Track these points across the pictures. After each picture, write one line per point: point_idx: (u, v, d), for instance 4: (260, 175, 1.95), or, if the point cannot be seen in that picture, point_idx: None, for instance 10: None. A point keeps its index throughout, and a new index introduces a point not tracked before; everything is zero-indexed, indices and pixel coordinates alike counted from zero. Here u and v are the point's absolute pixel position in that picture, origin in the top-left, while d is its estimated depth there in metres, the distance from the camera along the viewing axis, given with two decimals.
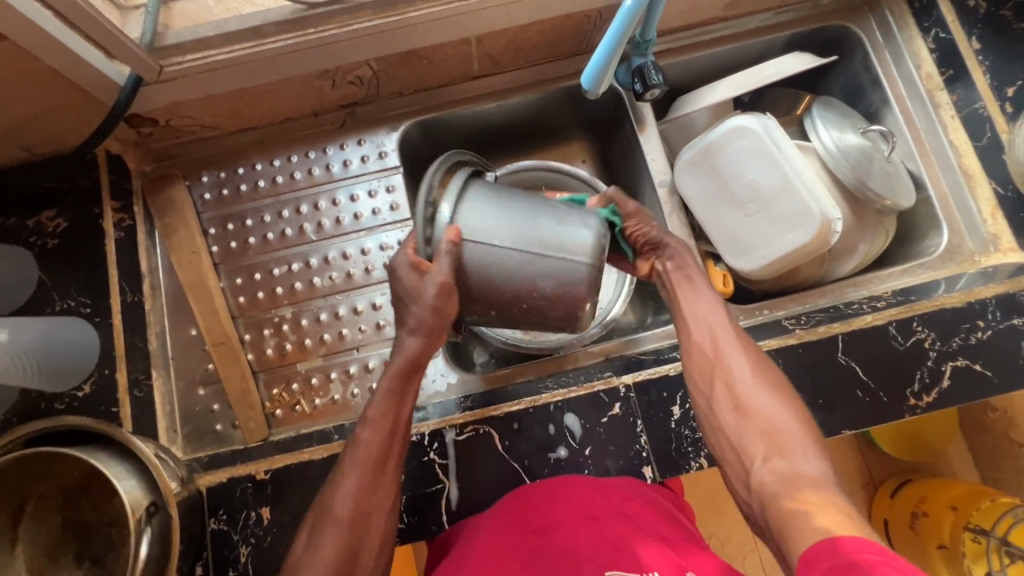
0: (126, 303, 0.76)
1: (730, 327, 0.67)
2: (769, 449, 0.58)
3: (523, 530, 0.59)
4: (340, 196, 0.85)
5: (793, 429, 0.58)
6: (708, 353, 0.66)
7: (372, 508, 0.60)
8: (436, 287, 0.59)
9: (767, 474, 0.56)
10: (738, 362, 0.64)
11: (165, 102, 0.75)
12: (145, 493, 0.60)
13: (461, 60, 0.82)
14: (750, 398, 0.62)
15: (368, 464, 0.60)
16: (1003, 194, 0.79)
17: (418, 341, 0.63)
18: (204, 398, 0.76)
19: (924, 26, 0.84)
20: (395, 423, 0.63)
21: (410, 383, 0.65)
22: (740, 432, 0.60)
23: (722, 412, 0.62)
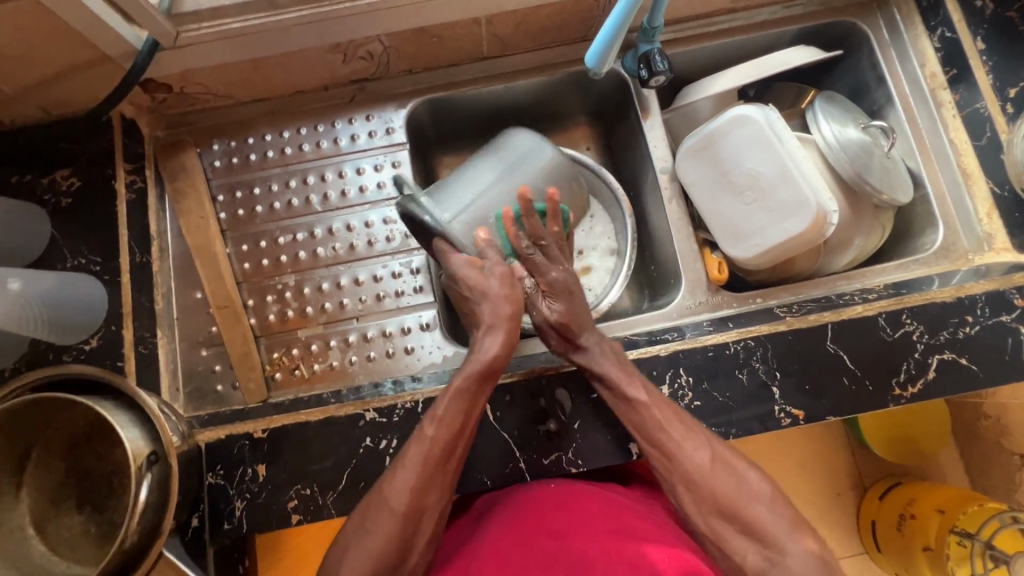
0: (135, 262, 0.78)
1: (670, 422, 0.65)
2: (754, 542, 0.60)
3: (541, 525, 0.63)
4: (346, 169, 0.86)
5: (776, 520, 0.60)
6: (657, 453, 0.65)
7: (425, 506, 0.62)
8: (499, 276, 0.70)
9: (745, 554, 0.60)
10: (690, 455, 0.64)
11: (180, 68, 0.77)
12: (147, 443, 0.61)
13: (471, 41, 0.83)
14: (710, 488, 0.62)
15: (427, 463, 0.62)
16: (999, 193, 0.80)
17: (497, 339, 0.68)
18: (206, 358, 0.79)
19: (930, 24, 0.85)
20: (465, 426, 0.65)
21: (484, 387, 0.66)
22: (706, 519, 0.63)
23: (702, 513, 0.63)
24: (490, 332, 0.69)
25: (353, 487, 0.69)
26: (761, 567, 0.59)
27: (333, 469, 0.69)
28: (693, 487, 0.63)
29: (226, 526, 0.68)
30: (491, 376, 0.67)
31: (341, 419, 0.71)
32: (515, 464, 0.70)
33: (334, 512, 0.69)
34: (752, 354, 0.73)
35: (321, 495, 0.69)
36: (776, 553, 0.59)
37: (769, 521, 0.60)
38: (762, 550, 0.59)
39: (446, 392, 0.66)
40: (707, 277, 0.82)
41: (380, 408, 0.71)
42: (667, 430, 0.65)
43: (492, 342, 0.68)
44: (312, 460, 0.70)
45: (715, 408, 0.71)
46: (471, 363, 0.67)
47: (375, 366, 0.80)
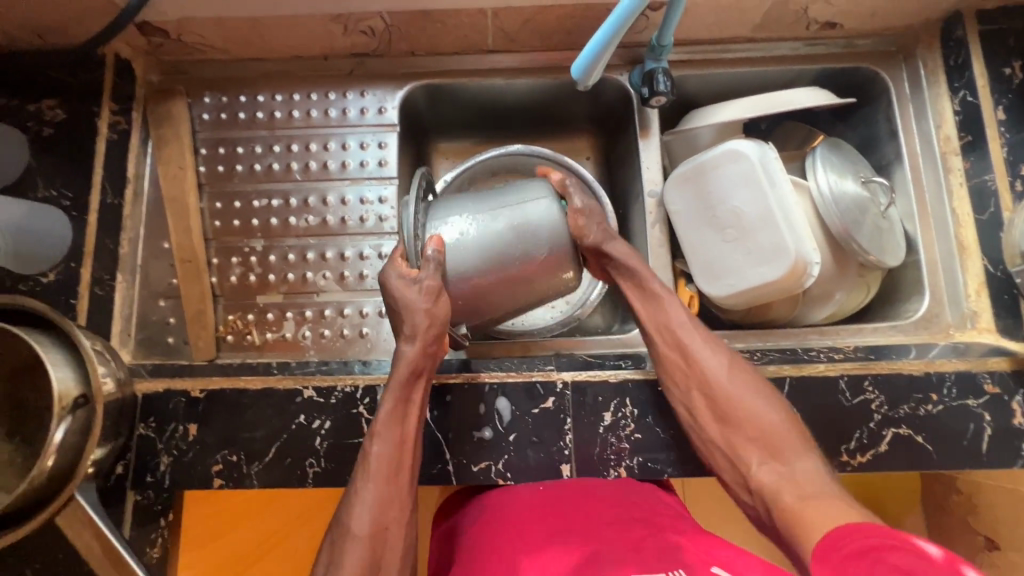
0: (106, 204, 0.78)
1: (692, 335, 0.69)
2: (764, 454, 0.62)
3: (535, 527, 0.63)
4: (333, 142, 0.85)
5: (788, 435, 0.62)
6: (676, 357, 0.69)
7: (390, 521, 0.60)
8: (426, 290, 0.64)
9: (754, 461, 0.62)
10: (708, 365, 0.67)
11: (176, 16, 0.76)
12: (77, 385, 0.62)
13: (476, 31, 0.82)
14: (725, 395, 0.65)
15: (381, 478, 0.61)
16: (992, 273, 0.76)
17: (414, 347, 0.66)
18: (162, 309, 0.79)
19: (953, 85, 0.81)
20: (407, 436, 0.64)
21: (414, 393, 0.66)
22: (718, 425, 0.65)
23: (717, 424, 0.65)
24: (407, 341, 0.66)
25: (279, 461, 0.69)
26: (775, 492, 0.59)
27: (262, 441, 0.69)
28: (707, 395, 0.66)
29: (149, 479, 0.69)
30: (418, 378, 0.66)
31: (279, 392, 0.70)
32: (443, 466, 0.69)
33: (256, 483, 0.68)
34: None
35: (246, 463, 0.69)
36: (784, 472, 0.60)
37: (778, 428, 0.63)
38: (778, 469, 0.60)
39: (382, 405, 0.65)
40: None
41: (319, 387, 0.70)
42: (685, 337, 0.69)
43: (406, 353, 0.66)
44: (244, 427, 0.69)
45: (656, 443, 0.70)
46: (398, 370, 0.66)
47: (327, 344, 0.79)
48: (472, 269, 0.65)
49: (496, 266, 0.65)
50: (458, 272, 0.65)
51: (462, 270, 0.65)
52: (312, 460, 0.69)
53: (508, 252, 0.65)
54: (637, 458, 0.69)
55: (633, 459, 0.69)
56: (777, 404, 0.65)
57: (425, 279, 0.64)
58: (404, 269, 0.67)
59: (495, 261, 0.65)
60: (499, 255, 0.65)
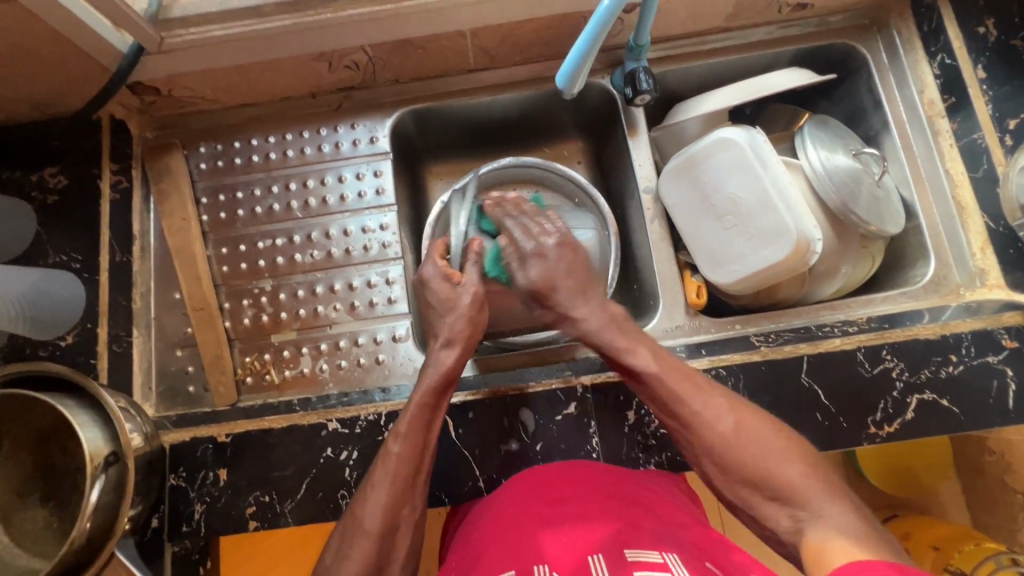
0: (115, 262, 0.79)
1: (686, 393, 0.62)
2: (779, 502, 0.56)
3: (538, 498, 0.60)
4: (329, 176, 0.87)
5: (806, 483, 0.55)
6: (676, 426, 0.63)
7: (400, 520, 0.60)
8: (471, 295, 0.71)
9: (778, 520, 0.56)
10: (711, 423, 0.61)
11: (166, 72, 0.78)
12: (106, 443, 0.62)
13: (456, 53, 0.83)
14: (732, 458, 0.59)
15: (400, 478, 0.61)
16: (993, 229, 0.77)
17: (454, 354, 0.68)
18: (180, 359, 0.80)
19: (931, 49, 0.82)
20: (428, 440, 0.65)
21: (443, 399, 0.67)
22: (733, 489, 0.59)
23: (729, 482, 0.60)
24: (446, 348, 0.69)
25: (312, 496, 0.69)
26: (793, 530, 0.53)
27: (293, 478, 0.69)
28: (716, 460, 0.60)
29: (185, 529, 0.69)
30: (448, 385, 0.67)
31: (304, 428, 0.71)
32: (474, 482, 0.69)
33: (291, 521, 0.69)
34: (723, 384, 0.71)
35: (280, 503, 0.69)
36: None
37: (795, 481, 0.56)
38: (789, 538, 0.54)
39: (410, 404, 0.66)
40: (684, 300, 0.81)
41: (343, 418, 0.71)
42: (679, 401, 0.62)
43: (444, 358, 0.68)
44: (273, 466, 0.70)
45: None
46: (429, 375, 0.67)
47: (345, 374, 0.79)
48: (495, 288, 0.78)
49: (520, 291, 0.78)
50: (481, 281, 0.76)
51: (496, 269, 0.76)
52: (344, 491, 0.69)
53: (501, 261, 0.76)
54: (666, 453, 0.70)
55: (661, 455, 0.69)
56: (796, 449, 0.58)
57: (467, 282, 0.72)
58: (442, 265, 0.74)
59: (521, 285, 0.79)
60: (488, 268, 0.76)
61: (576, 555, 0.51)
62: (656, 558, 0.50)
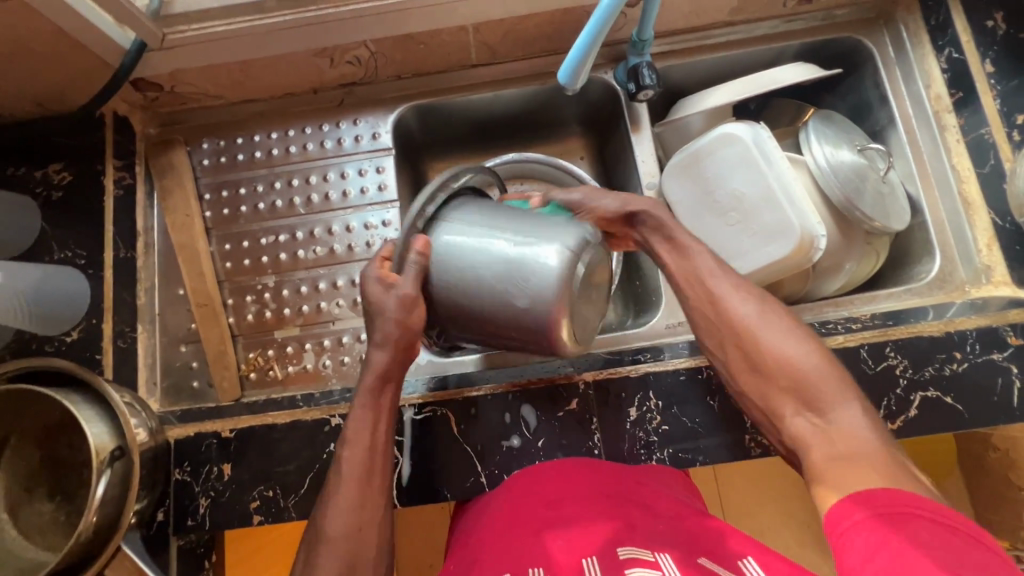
0: (120, 258, 0.80)
1: (713, 273, 0.62)
2: (802, 406, 0.53)
3: (536, 500, 0.60)
4: (331, 172, 0.87)
5: (824, 377, 0.53)
6: (700, 305, 0.62)
7: (365, 522, 0.58)
8: (399, 299, 0.62)
9: (791, 420, 0.54)
10: (735, 308, 0.60)
11: (168, 68, 0.78)
12: (111, 437, 0.63)
13: (458, 48, 0.83)
14: (753, 339, 0.58)
15: (355, 482, 0.59)
16: (1000, 225, 0.76)
17: (385, 354, 0.63)
18: (184, 355, 0.80)
19: (938, 44, 0.81)
20: (378, 440, 0.62)
21: (384, 397, 0.64)
22: (751, 378, 0.57)
23: (750, 375, 0.57)
24: (376, 347, 0.64)
25: (315, 491, 0.69)
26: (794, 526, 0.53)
27: (296, 473, 0.70)
28: (738, 343, 0.59)
29: (190, 522, 0.69)
30: (387, 383, 0.64)
31: (307, 423, 0.71)
32: (476, 478, 0.69)
33: (294, 515, 0.69)
34: None
35: (283, 497, 0.70)
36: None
37: (814, 374, 0.54)
38: None
39: (356, 409, 0.63)
40: None
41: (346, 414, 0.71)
42: (707, 277, 0.62)
43: (378, 357, 0.64)
44: (277, 461, 0.70)
45: (685, 432, 0.69)
46: (365, 374, 0.64)
47: (347, 370, 0.80)
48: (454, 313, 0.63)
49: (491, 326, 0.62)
50: (444, 297, 0.62)
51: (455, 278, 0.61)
52: None
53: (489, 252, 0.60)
54: (669, 449, 0.70)
55: (663, 451, 0.69)
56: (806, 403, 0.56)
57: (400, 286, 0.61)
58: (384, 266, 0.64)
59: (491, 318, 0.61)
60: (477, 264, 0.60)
61: (572, 556, 0.52)
62: (647, 556, 0.51)
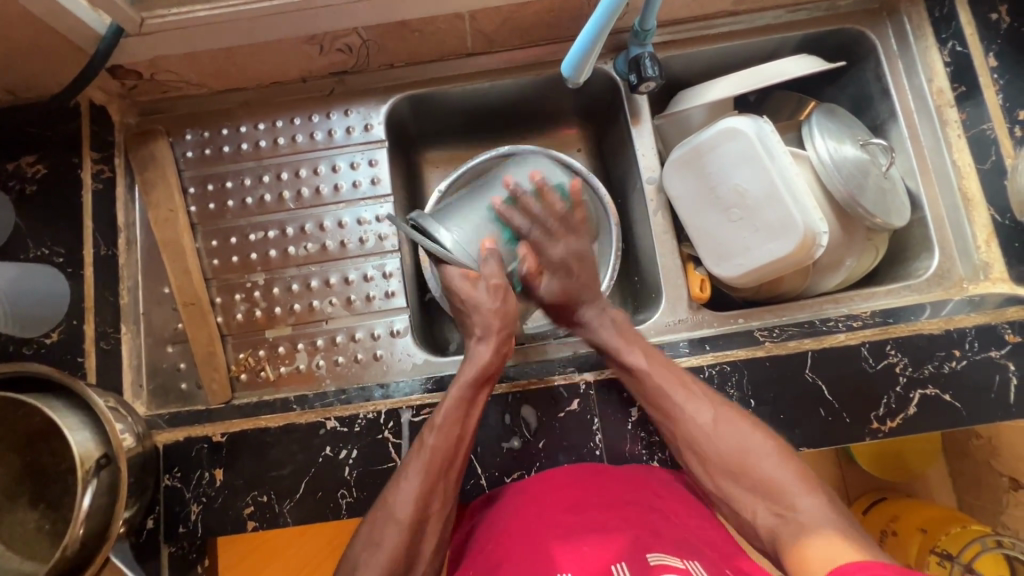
0: (100, 255, 0.76)
1: (670, 386, 0.66)
2: (764, 500, 0.58)
3: (553, 506, 0.59)
4: (322, 165, 0.84)
5: (787, 479, 0.58)
6: (661, 417, 0.66)
7: (431, 513, 0.60)
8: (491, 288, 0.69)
9: (756, 511, 0.59)
10: (691, 419, 0.64)
11: (148, 55, 0.74)
12: (98, 445, 0.60)
13: (454, 36, 0.80)
14: (712, 447, 0.62)
15: (433, 470, 0.61)
16: (999, 222, 0.76)
17: (488, 347, 0.68)
18: (172, 356, 0.78)
19: (941, 36, 0.80)
20: (466, 434, 0.64)
21: (479, 394, 0.66)
22: (714, 477, 0.62)
23: (710, 474, 0.63)
24: (480, 342, 0.68)
25: (311, 495, 0.68)
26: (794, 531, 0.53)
27: (290, 477, 0.68)
28: (696, 448, 0.63)
29: (181, 530, 0.67)
30: (489, 381, 0.67)
31: (301, 427, 0.69)
32: (476, 481, 0.68)
33: (290, 520, 0.68)
34: (727, 379, 0.71)
35: (278, 503, 0.68)
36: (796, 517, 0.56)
37: (779, 482, 0.58)
38: None
39: (445, 401, 0.65)
40: (688, 294, 0.79)
41: (341, 417, 0.69)
42: (665, 395, 0.65)
43: (481, 351, 0.68)
44: (270, 466, 0.68)
45: None
46: (466, 368, 0.67)
47: (342, 371, 0.78)
48: (518, 246, 0.73)
49: (535, 219, 0.73)
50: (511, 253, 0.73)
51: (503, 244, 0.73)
52: (344, 491, 0.68)
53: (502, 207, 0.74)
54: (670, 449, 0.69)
55: (664, 451, 0.69)
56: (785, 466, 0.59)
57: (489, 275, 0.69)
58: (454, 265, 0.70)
59: (532, 209, 0.73)
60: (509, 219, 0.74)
61: (599, 561, 0.51)
62: (678, 562, 0.51)
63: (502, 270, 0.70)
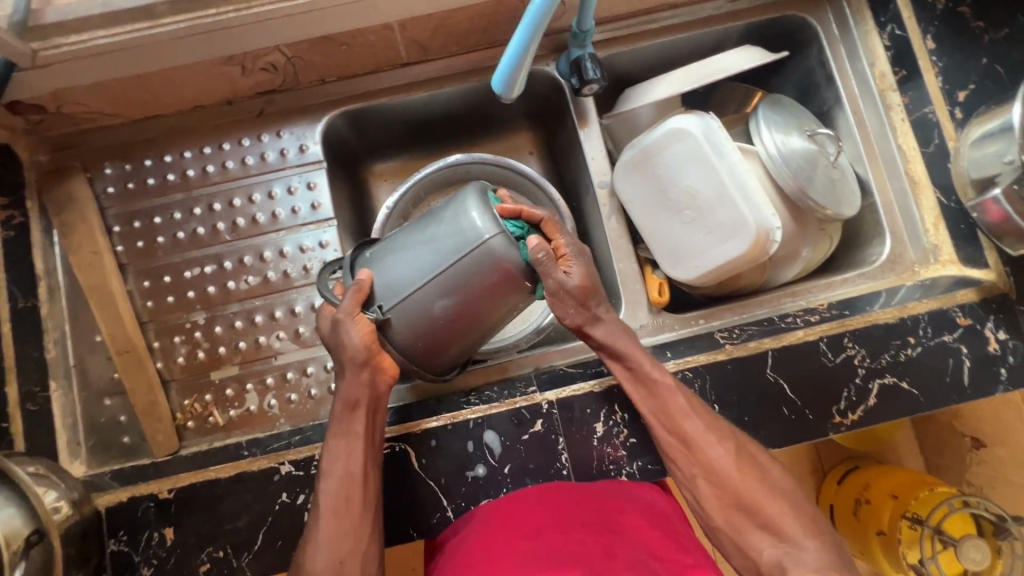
0: (18, 309, 0.71)
1: (694, 422, 0.63)
2: (770, 535, 0.57)
3: (513, 534, 0.57)
4: (258, 192, 0.79)
5: (794, 514, 0.58)
6: (679, 443, 0.63)
7: (344, 557, 0.57)
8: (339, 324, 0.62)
9: (761, 548, 0.57)
10: (710, 454, 0.62)
11: (50, 88, 0.68)
12: (27, 521, 0.56)
13: (386, 47, 0.76)
14: (728, 479, 0.61)
15: (331, 514, 0.59)
16: (946, 204, 0.76)
17: (346, 377, 0.63)
18: (110, 409, 0.73)
19: (880, 20, 0.80)
20: (354, 469, 0.61)
21: (355, 424, 0.63)
22: (723, 510, 0.60)
23: (720, 506, 0.61)
24: (340, 376, 0.64)
25: (270, 546, 0.64)
26: None
27: (247, 529, 0.65)
28: (711, 478, 0.61)
29: None
30: (354, 408, 0.63)
31: (254, 474, 0.66)
32: (443, 513, 0.66)
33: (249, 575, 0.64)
34: (690, 386, 0.70)
35: (235, 556, 0.64)
36: (792, 547, 0.56)
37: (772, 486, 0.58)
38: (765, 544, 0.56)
39: (329, 442, 0.63)
40: (647, 299, 0.78)
41: (296, 460, 0.66)
42: (688, 419, 0.63)
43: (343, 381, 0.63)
44: (224, 519, 0.65)
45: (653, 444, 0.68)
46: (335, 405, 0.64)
47: (296, 409, 0.74)
48: (395, 290, 0.61)
49: (429, 281, 0.59)
50: (393, 313, 0.61)
51: (397, 292, 0.61)
52: None
53: (430, 262, 0.59)
54: (637, 462, 0.68)
55: (632, 464, 0.68)
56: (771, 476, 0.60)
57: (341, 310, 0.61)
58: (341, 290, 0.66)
59: (431, 263, 0.59)
60: (418, 275, 0.59)
61: None
62: None
63: (355, 308, 0.61)
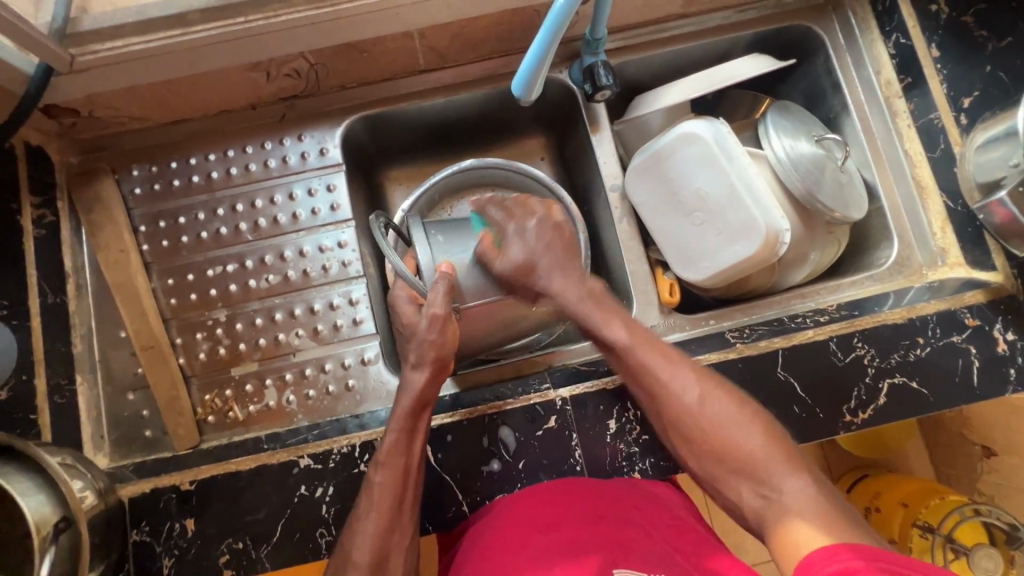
0: (47, 304, 0.73)
1: (655, 364, 0.65)
2: (749, 480, 0.58)
3: (529, 526, 0.58)
4: (279, 194, 0.81)
5: (770, 455, 0.58)
6: (645, 396, 0.65)
7: (391, 548, 0.59)
8: (428, 319, 0.67)
9: (740, 493, 0.58)
10: (677, 395, 0.63)
11: (84, 92, 0.71)
12: (55, 509, 0.57)
13: (405, 55, 0.79)
14: (697, 425, 0.61)
15: (382, 506, 0.60)
16: (953, 208, 0.77)
17: (423, 375, 0.66)
18: (133, 403, 0.74)
19: (885, 29, 0.82)
20: (412, 464, 0.63)
21: (419, 423, 0.65)
22: (698, 457, 0.62)
23: (696, 454, 0.62)
24: (415, 370, 0.67)
25: (289, 538, 0.66)
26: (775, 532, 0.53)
27: (266, 521, 0.66)
28: (681, 427, 0.63)
29: None
30: (424, 408, 0.65)
31: (274, 467, 0.67)
32: (458, 507, 0.67)
33: (268, 566, 0.65)
34: None
35: (254, 548, 0.65)
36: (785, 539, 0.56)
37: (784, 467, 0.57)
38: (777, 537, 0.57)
39: (387, 434, 0.64)
40: (658, 299, 0.80)
41: (315, 453, 0.68)
42: (649, 372, 0.65)
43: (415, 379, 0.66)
44: (244, 511, 0.66)
45: None
46: (402, 400, 0.65)
47: (314, 404, 0.76)
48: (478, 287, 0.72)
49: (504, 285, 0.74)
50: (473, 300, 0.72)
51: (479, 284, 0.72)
52: (322, 530, 0.66)
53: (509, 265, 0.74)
54: (649, 459, 0.69)
55: (644, 461, 0.69)
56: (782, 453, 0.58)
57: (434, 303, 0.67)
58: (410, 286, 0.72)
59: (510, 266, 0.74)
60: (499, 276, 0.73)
61: None
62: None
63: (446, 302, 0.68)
